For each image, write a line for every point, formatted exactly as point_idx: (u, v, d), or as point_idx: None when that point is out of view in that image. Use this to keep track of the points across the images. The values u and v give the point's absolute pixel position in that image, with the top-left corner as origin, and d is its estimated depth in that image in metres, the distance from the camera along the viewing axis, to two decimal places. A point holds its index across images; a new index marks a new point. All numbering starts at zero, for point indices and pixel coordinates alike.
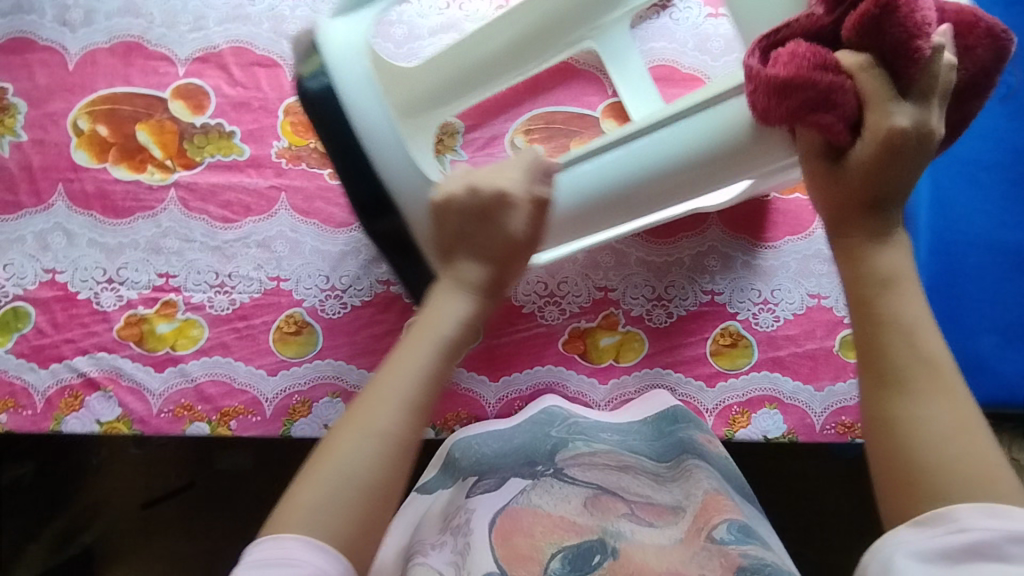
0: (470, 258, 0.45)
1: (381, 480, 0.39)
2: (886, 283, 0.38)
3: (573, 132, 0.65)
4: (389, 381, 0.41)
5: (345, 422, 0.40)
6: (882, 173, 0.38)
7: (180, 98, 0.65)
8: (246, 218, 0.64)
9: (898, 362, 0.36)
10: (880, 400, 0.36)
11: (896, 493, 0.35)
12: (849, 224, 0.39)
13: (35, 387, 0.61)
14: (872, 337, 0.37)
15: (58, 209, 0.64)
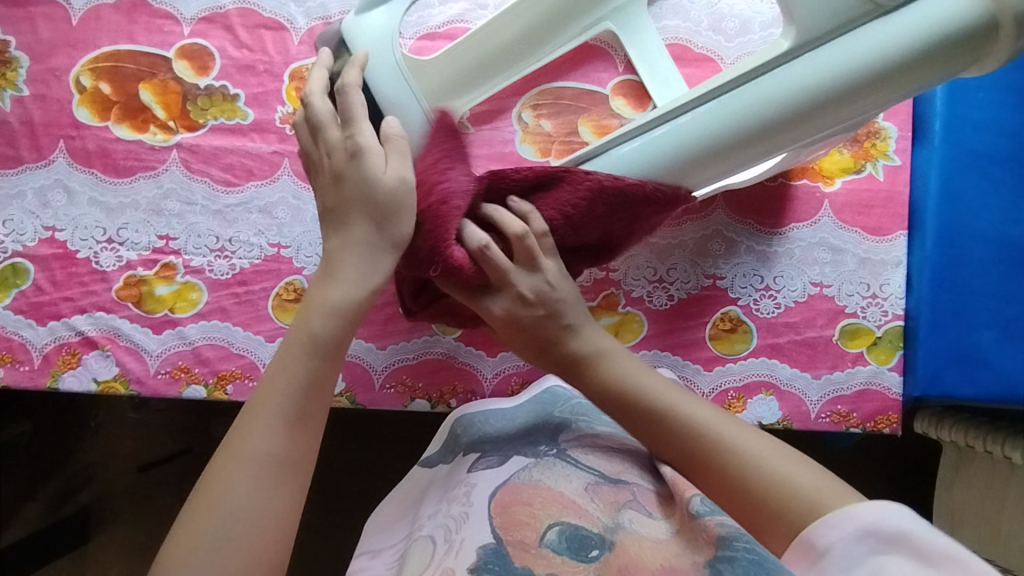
0: (349, 265, 0.47)
1: (269, 500, 0.41)
2: (629, 392, 0.48)
3: (581, 109, 0.64)
4: (271, 393, 0.44)
5: (221, 458, 0.43)
6: (526, 331, 0.51)
7: (185, 58, 0.65)
8: (249, 182, 0.64)
9: (683, 443, 0.44)
10: (703, 479, 0.43)
11: (766, 526, 0.40)
12: (543, 363, 0.52)
13: (33, 343, 0.61)
14: (647, 434, 0.46)
15: (59, 166, 0.63)
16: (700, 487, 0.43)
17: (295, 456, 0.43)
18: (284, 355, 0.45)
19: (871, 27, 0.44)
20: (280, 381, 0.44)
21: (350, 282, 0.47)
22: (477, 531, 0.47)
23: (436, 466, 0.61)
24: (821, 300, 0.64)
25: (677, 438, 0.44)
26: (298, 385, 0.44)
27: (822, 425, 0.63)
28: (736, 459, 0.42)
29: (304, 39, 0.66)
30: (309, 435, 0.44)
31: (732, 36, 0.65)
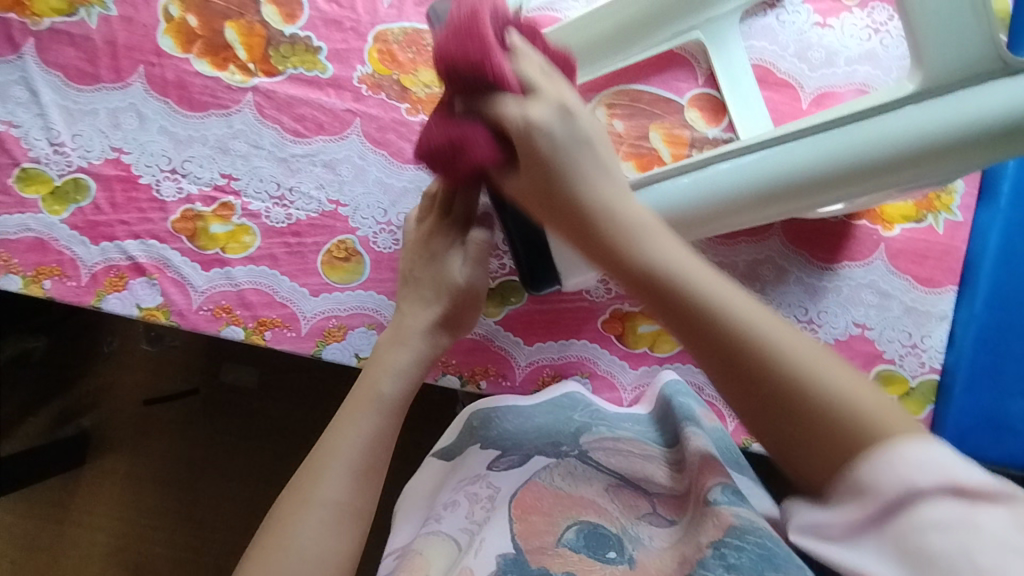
0: (415, 309, 0.55)
1: (335, 547, 0.45)
2: (649, 278, 0.39)
3: (656, 115, 0.64)
4: (335, 447, 0.48)
5: (287, 497, 0.46)
6: (546, 181, 0.43)
7: (274, 4, 0.65)
8: (317, 136, 0.64)
9: (744, 352, 0.36)
10: (766, 428, 0.36)
11: (827, 470, 0.34)
12: (616, 252, 0.41)
13: (84, 261, 0.61)
14: (695, 331, 0.37)
15: (135, 90, 0.63)
16: (729, 398, 0.37)
17: (358, 503, 0.47)
18: (352, 408, 0.50)
19: (1002, 83, 0.42)
20: (349, 433, 0.48)
21: (416, 346, 0.53)
22: (497, 539, 0.47)
23: (453, 458, 0.59)
24: (861, 342, 0.64)
25: (705, 325, 0.37)
26: (368, 439, 0.48)
27: None
28: (790, 374, 0.35)
29: (393, 3, 0.66)
30: (370, 482, 0.48)
31: (817, 67, 0.65)
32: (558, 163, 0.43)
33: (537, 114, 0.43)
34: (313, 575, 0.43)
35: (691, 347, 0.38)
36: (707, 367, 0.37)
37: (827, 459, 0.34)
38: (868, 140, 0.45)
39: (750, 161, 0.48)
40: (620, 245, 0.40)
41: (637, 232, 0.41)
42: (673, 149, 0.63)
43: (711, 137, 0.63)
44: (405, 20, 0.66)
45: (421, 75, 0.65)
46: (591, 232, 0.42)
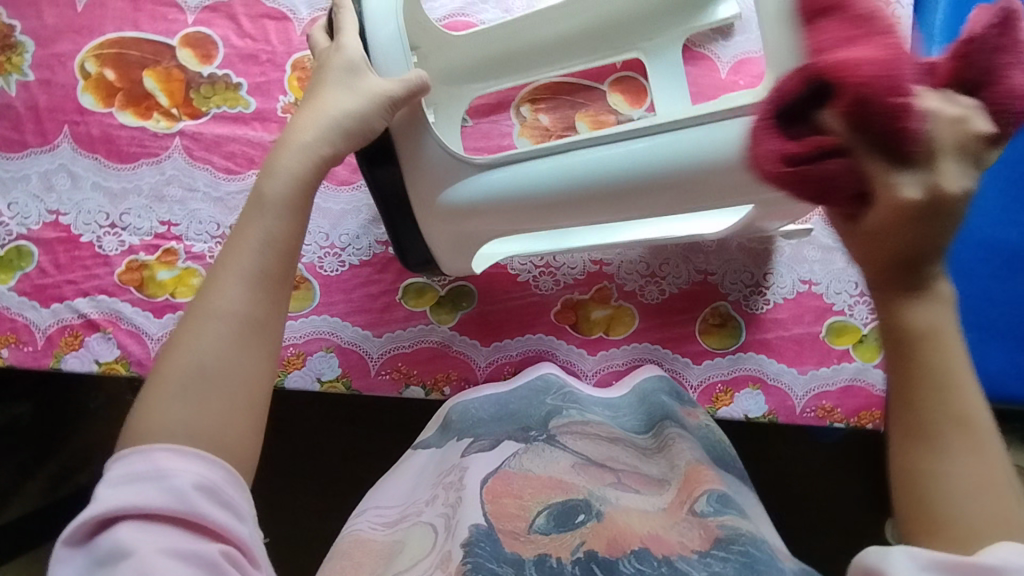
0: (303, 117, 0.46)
1: (243, 369, 0.38)
2: (924, 341, 0.32)
3: (579, 103, 0.66)
4: (237, 254, 0.40)
5: (191, 308, 0.39)
6: (914, 230, 0.30)
7: (188, 46, 0.66)
8: (249, 170, 0.65)
9: (936, 414, 0.32)
10: (903, 451, 0.33)
11: (915, 507, 0.32)
12: (892, 288, 0.32)
13: (37, 325, 0.62)
14: (910, 360, 0.33)
15: (63, 151, 0.64)
16: (911, 461, 0.33)
17: (263, 319, 0.39)
18: (248, 225, 0.41)
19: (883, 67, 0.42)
20: (242, 252, 0.40)
21: (311, 158, 0.44)
22: (470, 512, 0.45)
23: (428, 448, 0.61)
24: (809, 297, 0.66)
25: (920, 358, 0.32)
26: (266, 258, 0.40)
27: (807, 420, 0.64)
28: (984, 481, 0.32)
29: (306, 30, 0.67)
30: (276, 296, 0.40)
31: (728, 37, 0.67)
32: (939, 223, 0.30)
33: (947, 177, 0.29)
34: (220, 390, 0.37)
35: (901, 406, 0.33)
36: (896, 419, 0.33)
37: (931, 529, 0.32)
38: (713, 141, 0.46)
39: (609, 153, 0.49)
40: (915, 238, 0.30)
41: (938, 284, 0.33)
42: None
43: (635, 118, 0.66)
44: None
45: None
46: (907, 265, 0.32)
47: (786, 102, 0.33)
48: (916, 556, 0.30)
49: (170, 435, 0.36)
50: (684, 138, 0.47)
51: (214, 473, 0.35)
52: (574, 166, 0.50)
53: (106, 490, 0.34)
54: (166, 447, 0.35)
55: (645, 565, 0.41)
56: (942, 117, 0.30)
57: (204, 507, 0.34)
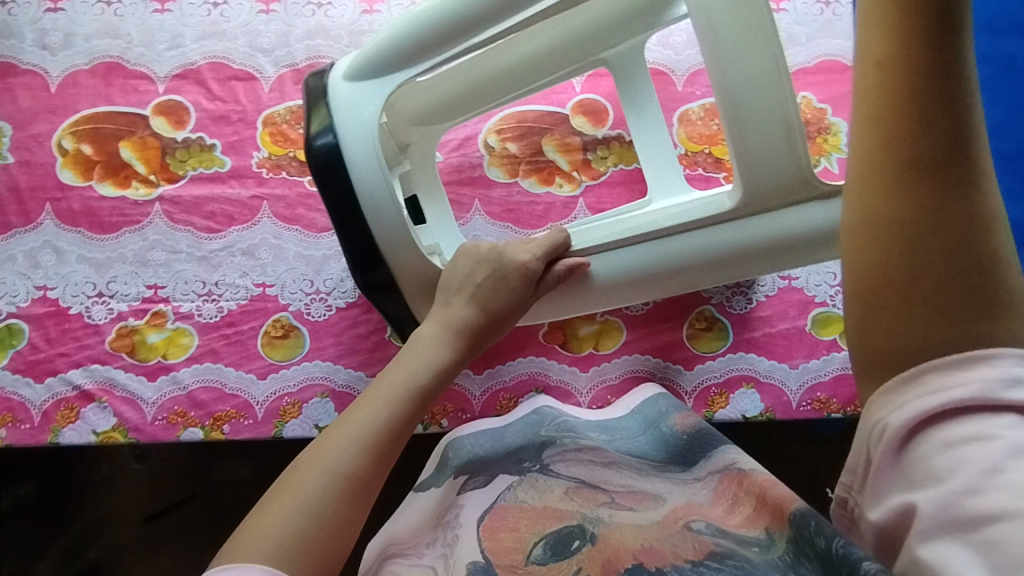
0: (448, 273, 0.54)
1: (347, 515, 0.44)
2: (940, 24, 0.32)
3: (544, 129, 0.68)
4: (362, 415, 0.48)
5: (310, 459, 0.46)
6: None
7: (161, 114, 0.68)
8: (230, 227, 0.66)
9: (946, 145, 0.32)
10: (911, 192, 0.33)
11: (937, 317, 0.32)
12: None
13: (32, 402, 0.63)
14: (902, 81, 0.32)
15: (47, 228, 0.66)
16: (904, 256, 0.33)
17: (372, 479, 0.46)
18: (384, 380, 0.50)
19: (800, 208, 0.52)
20: (369, 410, 0.48)
21: (449, 347, 0.52)
22: (466, 548, 0.46)
23: (427, 488, 0.59)
24: (791, 292, 0.67)
25: (932, 63, 0.32)
26: (390, 421, 0.48)
27: (804, 414, 0.64)
28: (972, 221, 0.32)
29: (274, 86, 0.69)
30: (381, 461, 0.47)
31: (680, 51, 0.70)
32: None
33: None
34: (322, 544, 0.42)
35: (891, 162, 0.33)
36: (885, 151, 0.33)
37: (918, 322, 0.33)
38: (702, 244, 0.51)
39: (630, 254, 0.53)
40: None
41: None
42: (568, 156, 0.68)
43: (601, 137, 0.68)
44: (288, 99, 0.69)
45: None
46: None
47: None
48: (950, 382, 0.32)
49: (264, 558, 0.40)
50: (675, 243, 0.52)
51: None
52: (607, 266, 0.53)
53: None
54: (258, 562, 0.40)
55: None
56: None
57: None
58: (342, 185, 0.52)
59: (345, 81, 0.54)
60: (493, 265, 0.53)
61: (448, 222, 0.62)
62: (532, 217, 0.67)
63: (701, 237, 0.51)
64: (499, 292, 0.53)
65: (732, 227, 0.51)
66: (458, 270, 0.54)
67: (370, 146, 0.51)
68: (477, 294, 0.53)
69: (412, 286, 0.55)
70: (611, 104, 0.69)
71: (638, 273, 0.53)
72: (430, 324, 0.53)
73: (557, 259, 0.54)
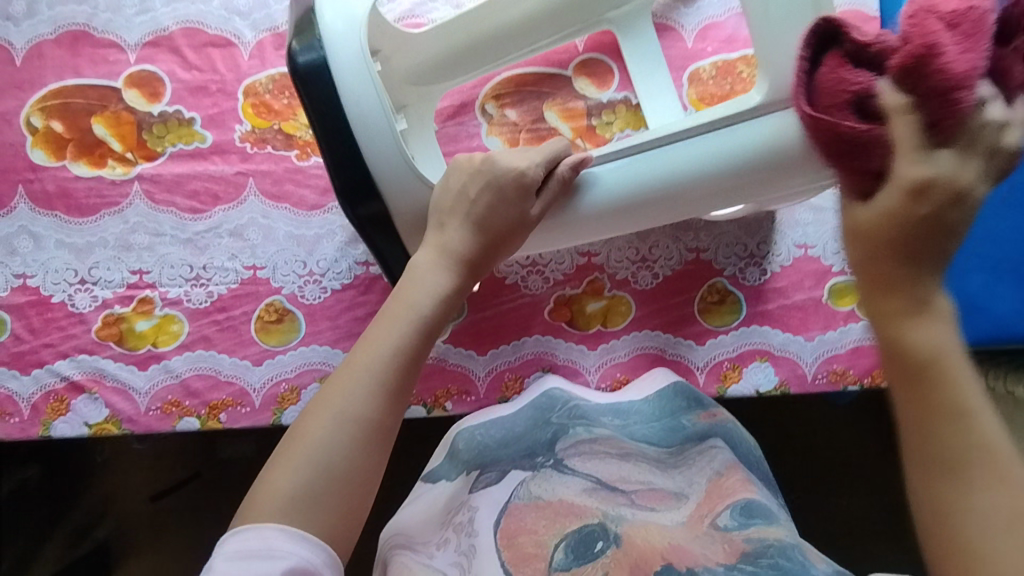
0: (454, 213, 0.49)
1: (362, 463, 0.42)
2: (936, 363, 0.33)
3: (545, 93, 0.64)
4: (362, 358, 0.44)
5: (314, 408, 0.43)
6: (902, 230, 0.32)
7: (134, 86, 0.63)
8: (215, 207, 0.62)
9: (957, 451, 0.33)
10: (931, 485, 0.34)
11: None
12: (881, 265, 0.33)
13: (20, 394, 0.60)
14: (917, 409, 0.34)
15: (21, 212, 0.62)
16: (931, 487, 0.34)
17: (383, 421, 0.43)
18: (386, 316, 0.46)
19: None
20: (370, 350, 0.44)
21: (451, 270, 0.48)
22: (488, 566, 0.48)
23: (438, 480, 0.58)
24: (807, 262, 0.63)
25: (939, 384, 0.33)
26: (395, 363, 0.44)
27: (820, 387, 0.62)
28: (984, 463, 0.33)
29: (254, 53, 0.64)
30: (393, 401, 0.44)
31: (691, 3, 0.65)
32: (933, 221, 0.32)
33: (997, 112, 0.32)
34: (340, 491, 0.41)
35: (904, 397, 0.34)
36: (896, 376, 0.34)
37: (943, 494, 0.33)
38: (713, 150, 0.48)
39: (635, 165, 0.49)
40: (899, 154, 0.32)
41: (936, 302, 0.34)
42: (571, 122, 0.63)
43: (607, 100, 0.63)
44: (269, 67, 0.64)
45: (300, 118, 0.63)
46: (905, 264, 0.33)
47: (937, 77, 0.32)
48: None
49: (283, 516, 0.39)
50: (679, 154, 0.49)
51: (319, 558, 0.39)
52: (611, 179, 0.50)
53: (234, 545, 0.39)
54: (276, 524, 0.39)
55: None
56: (987, 121, 0.32)
57: None
58: (328, 107, 0.48)
59: (331, 3, 0.49)
60: (488, 176, 0.49)
61: (436, 156, 0.58)
62: None
63: (660, 155, 0.49)
64: (498, 207, 0.49)
65: (694, 145, 0.48)
66: (451, 186, 0.49)
67: (362, 67, 0.47)
68: (473, 211, 0.49)
69: (406, 219, 0.51)
70: (617, 64, 0.64)
71: (636, 191, 0.50)
72: (427, 249, 0.49)
73: (559, 161, 0.50)
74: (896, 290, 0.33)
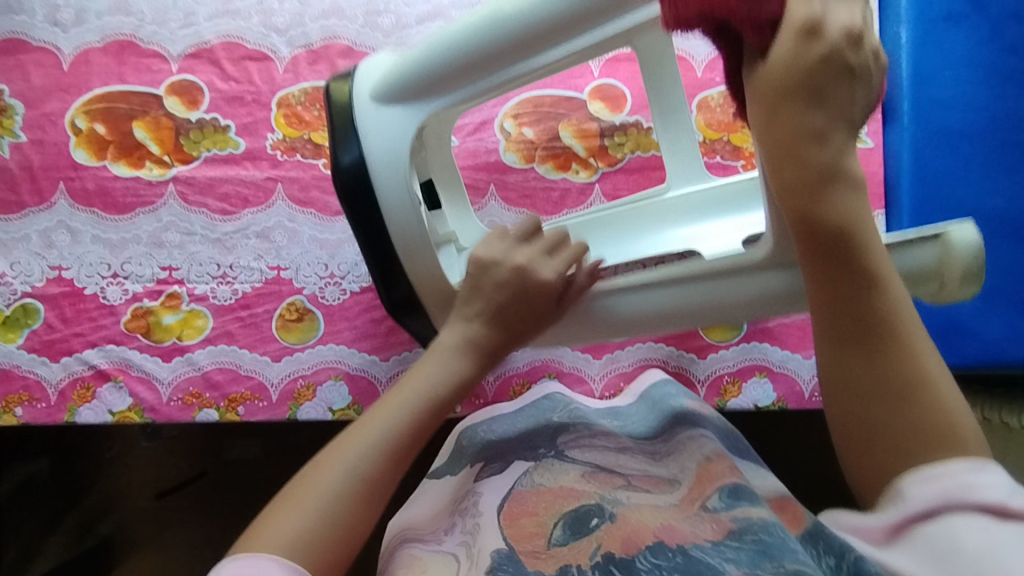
0: (473, 303, 0.51)
1: (360, 517, 0.42)
2: (844, 233, 0.39)
3: (562, 114, 0.68)
4: (374, 423, 0.45)
5: (324, 459, 0.44)
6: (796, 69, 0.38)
7: (175, 94, 0.67)
8: (244, 210, 0.66)
9: (871, 319, 0.39)
10: (840, 357, 0.39)
11: (875, 456, 0.38)
12: (783, 135, 0.39)
13: (48, 381, 0.63)
14: (824, 284, 0.39)
15: (60, 207, 0.65)
16: (840, 359, 0.39)
17: (386, 484, 0.44)
18: (398, 393, 0.48)
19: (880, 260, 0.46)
20: (382, 417, 0.46)
21: (463, 355, 0.50)
22: (489, 538, 0.46)
23: (443, 476, 0.59)
24: None
25: (847, 258, 0.39)
26: (406, 427, 0.46)
27: (816, 404, 0.64)
28: (886, 326, 0.38)
29: (288, 67, 0.68)
30: (397, 468, 0.45)
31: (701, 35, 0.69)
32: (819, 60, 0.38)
33: None
34: (336, 540, 0.41)
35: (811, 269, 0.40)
36: (807, 255, 0.40)
37: (856, 364, 0.39)
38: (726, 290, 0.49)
39: (650, 293, 0.52)
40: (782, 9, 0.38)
41: (846, 162, 0.39)
42: (585, 142, 0.67)
43: (619, 123, 0.67)
44: (302, 81, 0.68)
45: None
46: (812, 107, 0.38)
47: None
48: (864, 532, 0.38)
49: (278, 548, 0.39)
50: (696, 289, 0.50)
51: None
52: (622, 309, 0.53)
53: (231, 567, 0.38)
54: (275, 555, 0.39)
55: (659, 557, 0.41)
56: None
57: None
58: (366, 210, 0.53)
59: (370, 113, 0.53)
60: (507, 283, 0.51)
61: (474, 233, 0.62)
62: (547, 203, 0.67)
63: (672, 294, 0.51)
64: (517, 305, 0.51)
65: (720, 284, 0.49)
66: (474, 275, 0.52)
67: (399, 177, 0.51)
68: (495, 309, 0.51)
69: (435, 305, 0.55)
70: (630, 90, 0.68)
71: (649, 314, 0.53)
72: (452, 328, 0.51)
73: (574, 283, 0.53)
74: (804, 146, 0.38)
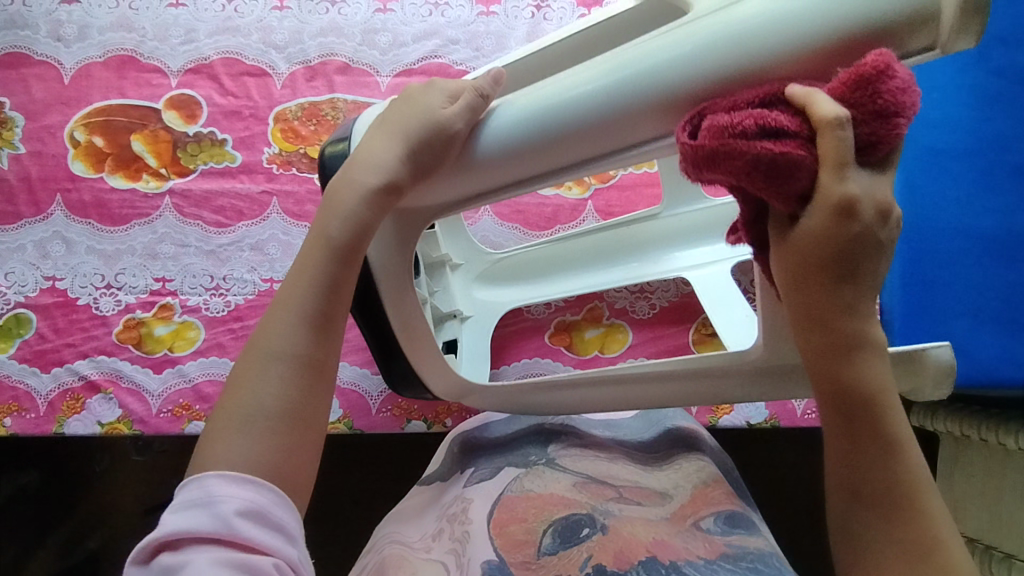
0: (385, 141, 0.42)
1: (299, 396, 0.39)
2: (873, 404, 0.35)
3: None
4: (292, 293, 0.41)
5: (246, 353, 0.40)
6: (834, 239, 0.32)
7: (173, 108, 0.68)
8: (239, 222, 0.66)
9: (889, 485, 0.35)
10: (852, 513, 0.36)
11: None
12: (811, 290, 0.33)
13: (38, 391, 0.63)
14: (844, 439, 0.36)
15: (57, 218, 0.66)
16: (853, 516, 0.36)
17: (319, 356, 0.40)
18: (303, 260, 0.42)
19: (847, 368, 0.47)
20: (298, 285, 0.41)
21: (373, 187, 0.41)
22: (479, 548, 0.45)
23: (433, 482, 0.57)
24: None
25: (872, 420, 0.35)
26: (323, 286, 0.41)
27: (808, 423, 0.64)
28: (905, 488, 0.35)
29: (286, 83, 0.69)
30: (323, 334, 0.40)
31: None
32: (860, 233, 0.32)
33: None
34: (279, 430, 0.37)
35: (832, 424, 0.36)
36: (827, 410, 0.36)
37: (869, 519, 0.35)
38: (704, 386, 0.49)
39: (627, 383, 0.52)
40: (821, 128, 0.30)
41: (874, 338, 0.34)
42: None
43: None
44: (300, 96, 0.69)
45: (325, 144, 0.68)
46: (846, 282, 0.33)
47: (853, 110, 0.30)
48: None
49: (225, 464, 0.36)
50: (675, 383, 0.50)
51: (261, 498, 0.35)
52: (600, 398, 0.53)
53: (168, 516, 0.34)
54: (220, 471, 0.35)
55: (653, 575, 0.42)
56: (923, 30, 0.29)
57: (247, 532, 0.34)
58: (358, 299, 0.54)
59: None
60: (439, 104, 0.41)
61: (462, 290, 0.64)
62: (540, 219, 0.68)
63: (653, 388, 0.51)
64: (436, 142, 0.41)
65: (699, 382, 0.49)
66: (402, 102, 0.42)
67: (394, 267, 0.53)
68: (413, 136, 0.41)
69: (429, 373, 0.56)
70: None
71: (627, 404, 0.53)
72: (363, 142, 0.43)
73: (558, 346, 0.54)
74: (835, 321, 0.34)
